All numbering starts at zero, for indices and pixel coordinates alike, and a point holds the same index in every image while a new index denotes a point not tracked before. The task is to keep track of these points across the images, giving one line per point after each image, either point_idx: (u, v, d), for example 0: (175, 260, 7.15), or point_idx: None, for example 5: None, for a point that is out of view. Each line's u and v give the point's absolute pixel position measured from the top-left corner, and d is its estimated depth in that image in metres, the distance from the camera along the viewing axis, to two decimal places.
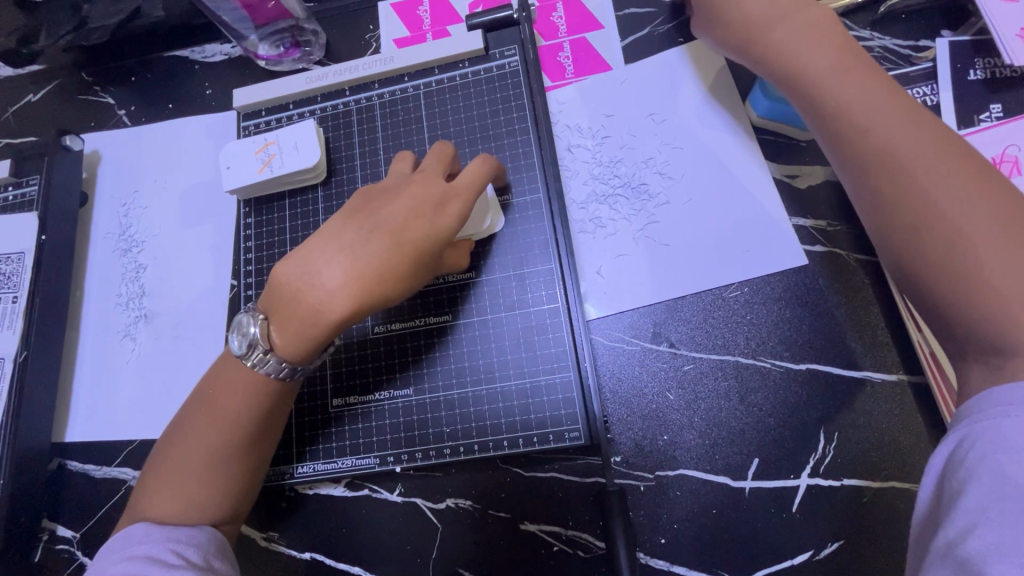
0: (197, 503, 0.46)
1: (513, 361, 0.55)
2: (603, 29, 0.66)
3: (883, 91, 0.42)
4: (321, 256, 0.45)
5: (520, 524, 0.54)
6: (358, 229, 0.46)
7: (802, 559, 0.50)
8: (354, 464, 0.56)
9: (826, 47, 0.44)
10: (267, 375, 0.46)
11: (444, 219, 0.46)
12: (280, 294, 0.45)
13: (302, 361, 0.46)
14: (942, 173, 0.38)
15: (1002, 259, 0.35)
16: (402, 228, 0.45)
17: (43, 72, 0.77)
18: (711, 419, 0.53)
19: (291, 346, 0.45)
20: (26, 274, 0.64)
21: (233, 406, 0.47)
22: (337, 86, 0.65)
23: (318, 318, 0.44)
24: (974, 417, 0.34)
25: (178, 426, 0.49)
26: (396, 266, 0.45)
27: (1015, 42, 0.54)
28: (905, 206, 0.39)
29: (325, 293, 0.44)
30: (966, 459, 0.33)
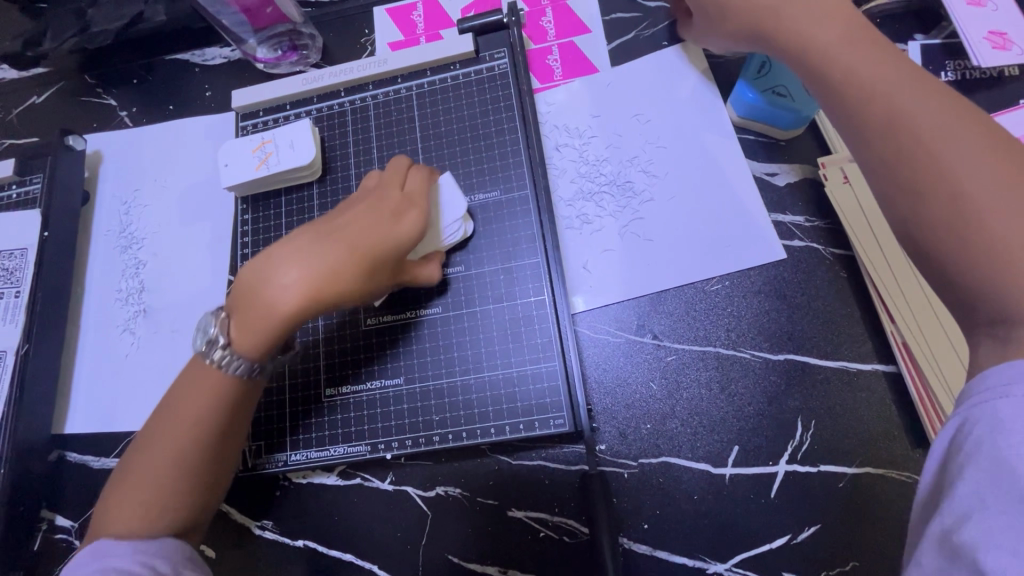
0: (159, 515, 0.46)
1: (500, 351, 0.57)
2: (590, 33, 0.68)
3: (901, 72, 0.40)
4: (277, 257, 0.47)
5: (507, 511, 0.55)
6: (315, 234, 0.49)
7: (780, 543, 0.51)
8: (346, 452, 0.58)
9: (838, 23, 0.43)
10: (231, 373, 0.47)
11: (400, 224, 0.50)
12: (240, 293, 0.47)
13: (263, 359, 0.48)
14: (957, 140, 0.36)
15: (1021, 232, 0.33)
16: (352, 232, 0.49)
17: (47, 76, 0.79)
18: (692, 408, 0.55)
19: (247, 340, 0.47)
20: (28, 270, 0.66)
21: (198, 411, 0.47)
22: (332, 87, 0.68)
23: (269, 310, 0.46)
24: (973, 402, 0.33)
25: (143, 434, 0.49)
26: (346, 265, 0.47)
27: (982, 45, 0.56)
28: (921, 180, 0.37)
29: (278, 289, 0.46)
30: (964, 446, 0.32)
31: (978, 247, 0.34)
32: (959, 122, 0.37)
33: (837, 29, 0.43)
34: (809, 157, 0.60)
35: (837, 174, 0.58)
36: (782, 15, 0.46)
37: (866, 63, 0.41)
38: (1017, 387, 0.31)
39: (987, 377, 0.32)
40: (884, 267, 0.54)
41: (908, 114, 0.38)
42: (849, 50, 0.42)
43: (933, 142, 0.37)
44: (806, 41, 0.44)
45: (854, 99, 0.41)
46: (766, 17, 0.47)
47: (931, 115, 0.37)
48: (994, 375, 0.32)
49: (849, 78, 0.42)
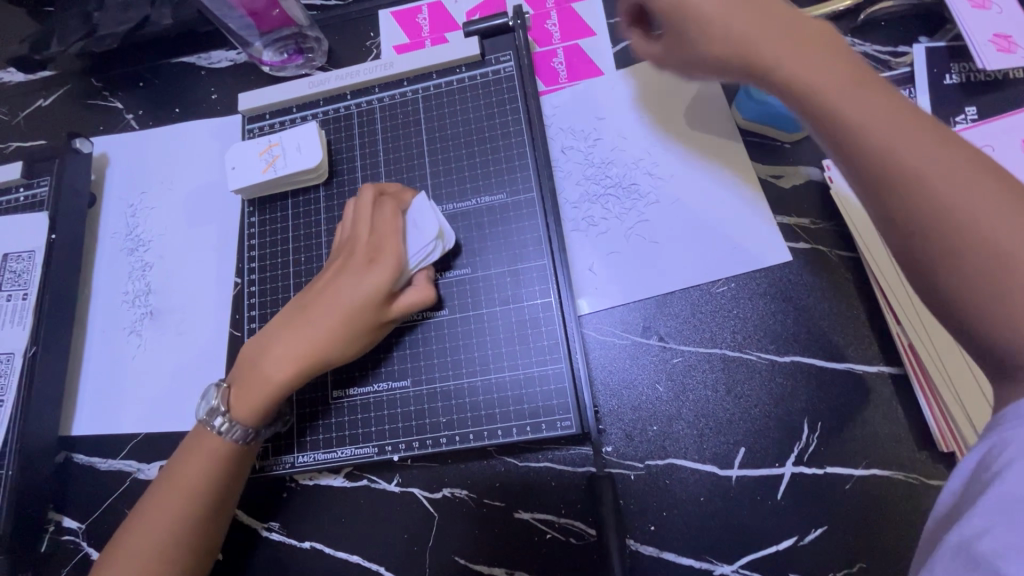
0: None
1: (507, 354, 0.57)
2: (595, 35, 0.68)
3: (881, 101, 0.35)
4: (270, 337, 0.54)
5: (514, 512, 0.56)
6: (299, 310, 0.54)
7: (786, 545, 0.51)
8: (353, 453, 0.58)
9: (800, 40, 0.37)
10: (230, 441, 0.53)
11: (368, 277, 0.51)
12: (241, 369, 0.54)
13: (263, 423, 0.53)
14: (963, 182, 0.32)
15: None
16: (331, 303, 0.52)
17: (54, 79, 0.79)
18: (698, 410, 0.55)
19: (244, 413, 0.52)
20: (36, 271, 0.66)
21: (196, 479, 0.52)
22: (338, 90, 0.68)
23: (262, 385, 0.52)
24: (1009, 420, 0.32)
25: (143, 504, 0.52)
26: (327, 340, 0.52)
27: (987, 47, 0.56)
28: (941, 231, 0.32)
29: (269, 367, 0.52)
30: (992, 463, 0.31)
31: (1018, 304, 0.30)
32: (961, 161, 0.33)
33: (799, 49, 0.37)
34: (815, 159, 0.60)
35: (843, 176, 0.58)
36: (746, 37, 0.38)
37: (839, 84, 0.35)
38: None
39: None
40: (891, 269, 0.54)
41: (928, 171, 0.32)
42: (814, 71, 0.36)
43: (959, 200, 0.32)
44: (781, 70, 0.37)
45: (859, 149, 0.34)
46: (741, 43, 0.39)
47: (931, 158, 0.33)
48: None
49: (852, 121, 0.35)
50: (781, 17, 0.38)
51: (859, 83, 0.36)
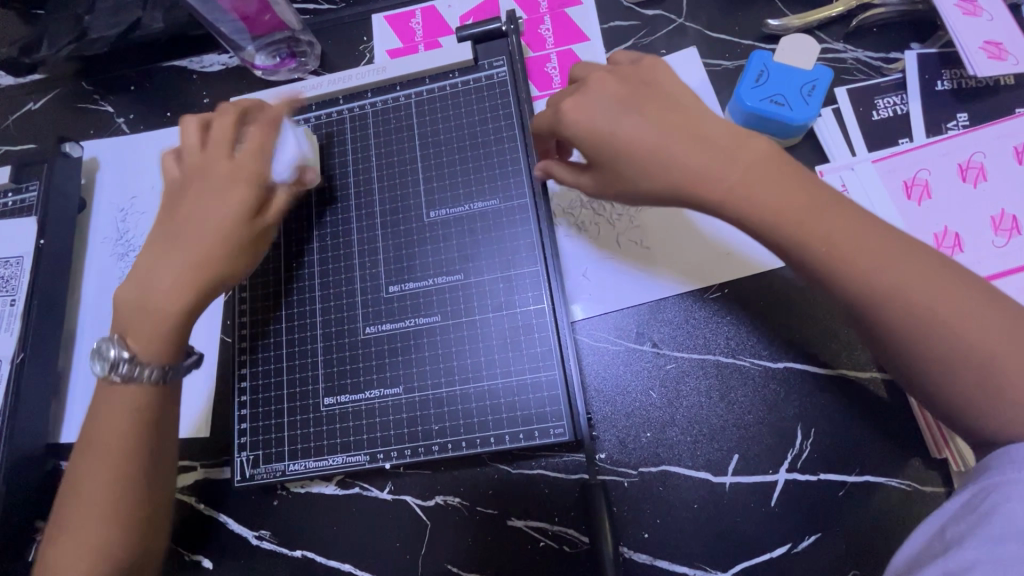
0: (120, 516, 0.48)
1: (500, 360, 0.57)
2: (589, 40, 0.68)
3: (862, 229, 0.38)
4: (151, 271, 0.52)
5: (507, 520, 0.55)
6: (174, 238, 0.53)
7: (780, 551, 0.51)
8: (345, 461, 0.57)
9: (756, 171, 0.40)
10: (144, 383, 0.51)
11: (235, 188, 0.54)
12: (125, 312, 0.52)
13: (172, 357, 0.52)
14: (949, 305, 0.36)
15: None
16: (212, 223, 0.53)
17: (44, 82, 0.79)
18: (691, 416, 0.55)
19: (147, 350, 0.51)
20: (24, 277, 0.66)
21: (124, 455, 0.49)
22: (331, 95, 0.67)
23: (157, 315, 0.51)
24: (996, 468, 0.36)
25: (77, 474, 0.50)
26: (218, 255, 0.53)
27: (978, 54, 0.56)
28: (934, 351, 0.36)
29: (159, 296, 0.52)
30: (980, 505, 0.36)
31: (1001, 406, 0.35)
32: (943, 278, 0.37)
33: (745, 178, 0.39)
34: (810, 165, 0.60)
35: (836, 182, 0.58)
36: (687, 170, 0.41)
37: (790, 210, 0.39)
38: None
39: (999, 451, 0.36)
40: None
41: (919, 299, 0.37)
42: (768, 201, 0.39)
43: (949, 324, 0.36)
44: (760, 211, 0.39)
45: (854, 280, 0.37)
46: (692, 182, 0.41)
47: (920, 283, 0.37)
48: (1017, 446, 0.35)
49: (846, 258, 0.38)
50: (710, 142, 0.41)
51: (833, 210, 0.39)
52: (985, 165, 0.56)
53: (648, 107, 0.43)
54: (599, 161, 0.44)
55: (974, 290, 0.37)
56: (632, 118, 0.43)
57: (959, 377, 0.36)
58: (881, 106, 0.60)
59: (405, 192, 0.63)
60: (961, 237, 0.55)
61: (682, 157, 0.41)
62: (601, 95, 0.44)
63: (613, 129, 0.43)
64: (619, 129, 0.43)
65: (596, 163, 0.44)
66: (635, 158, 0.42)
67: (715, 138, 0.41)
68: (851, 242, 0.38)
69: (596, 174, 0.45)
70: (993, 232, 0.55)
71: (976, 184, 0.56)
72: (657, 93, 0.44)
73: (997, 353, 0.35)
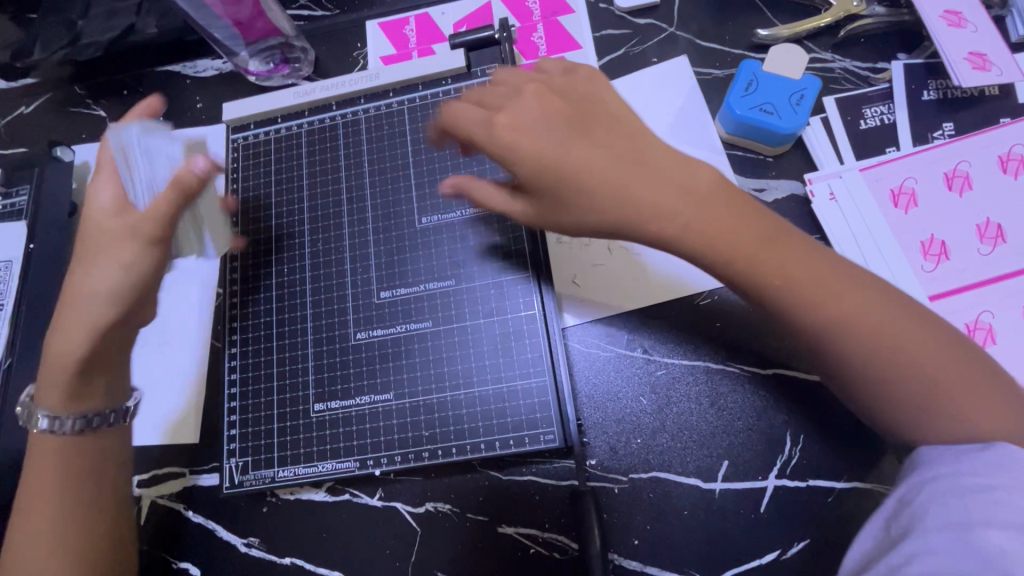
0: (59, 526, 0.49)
1: (490, 367, 0.57)
2: (581, 48, 0.69)
3: (806, 258, 0.41)
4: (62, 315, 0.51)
5: (497, 527, 0.55)
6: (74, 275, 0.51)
7: (770, 558, 0.51)
8: (335, 468, 0.57)
9: (704, 199, 0.42)
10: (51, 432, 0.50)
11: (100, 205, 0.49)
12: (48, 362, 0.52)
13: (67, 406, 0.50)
14: (887, 325, 0.40)
15: (965, 395, 0.39)
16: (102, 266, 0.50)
17: (35, 86, 0.79)
18: (681, 422, 0.55)
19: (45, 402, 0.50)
20: (12, 282, 0.66)
21: (51, 477, 0.50)
22: (324, 101, 0.68)
23: (54, 359, 0.50)
24: (925, 467, 0.39)
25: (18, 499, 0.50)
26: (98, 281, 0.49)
27: (962, 65, 0.57)
28: (880, 368, 0.40)
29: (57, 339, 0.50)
30: (912, 500, 0.39)
31: (942, 410, 0.39)
32: (880, 300, 0.41)
33: (700, 209, 0.42)
34: (798, 173, 0.60)
35: (824, 190, 0.58)
36: (638, 199, 0.42)
37: (740, 242, 0.41)
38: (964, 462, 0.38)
39: (928, 449, 0.40)
40: None
41: (862, 322, 0.40)
42: (725, 233, 0.41)
43: (892, 342, 0.40)
44: (719, 246, 0.41)
45: (810, 309, 0.40)
46: (631, 214, 0.42)
47: (862, 307, 0.40)
48: (949, 446, 0.39)
49: (794, 289, 0.41)
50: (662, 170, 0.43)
51: (778, 239, 0.42)
52: (970, 174, 0.57)
53: (591, 126, 0.44)
54: (540, 185, 0.44)
55: (907, 309, 0.41)
56: (576, 140, 0.43)
57: (904, 386, 0.40)
58: (869, 115, 0.61)
59: (397, 197, 0.64)
60: (948, 244, 0.56)
61: (626, 181, 0.42)
62: (538, 111, 0.44)
63: (555, 152, 0.43)
64: (562, 155, 0.43)
65: (535, 189, 0.44)
66: (584, 181, 0.42)
67: (662, 162, 0.43)
68: (799, 271, 0.41)
69: (533, 199, 0.45)
70: (979, 240, 0.55)
71: (961, 193, 0.57)
72: (599, 112, 0.45)
73: (932, 364, 0.40)
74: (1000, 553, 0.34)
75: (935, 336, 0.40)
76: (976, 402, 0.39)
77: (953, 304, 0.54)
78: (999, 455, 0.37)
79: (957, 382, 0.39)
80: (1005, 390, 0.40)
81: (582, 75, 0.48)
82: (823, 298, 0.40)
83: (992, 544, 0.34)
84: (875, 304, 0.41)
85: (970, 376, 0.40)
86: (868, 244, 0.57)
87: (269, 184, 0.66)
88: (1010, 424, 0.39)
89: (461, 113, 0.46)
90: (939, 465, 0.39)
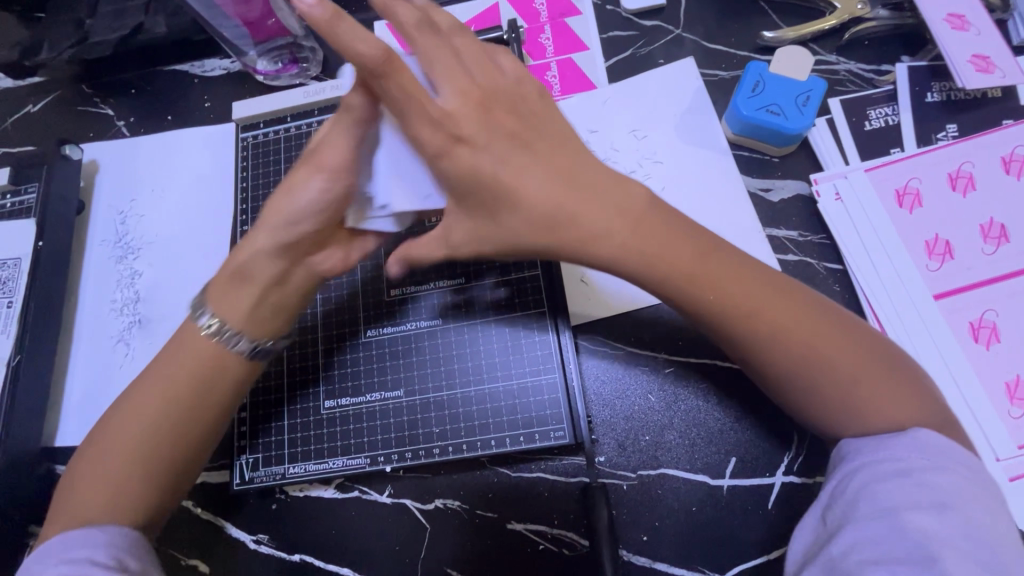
0: (173, 453, 0.48)
1: (501, 364, 0.57)
2: (588, 50, 0.69)
3: (742, 271, 0.43)
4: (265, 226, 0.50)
5: (506, 523, 0.55)
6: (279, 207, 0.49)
7: (777, 554, 0.52)
8: (345, 465, 0.57)
9: (642, 216, 0.43)
10: (235, 353, 0.50)
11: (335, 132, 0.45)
12: (233, 273, 0.50)
13: (259, 333, 0.51)
14: (819, 337, 0.42)
15: (893, 403, 0.41)
16: (297, 194, 0.48)
17: (43, 84, 0.79)
18: (689, 419, 0.56)
19: (239, 317, 0.50)
20: (21, 280, 0.65)
21: (187, 400, 0.48)
22: (334, 101, 0.68)
23: (247, 276, 0.50)
24: (851, 455, 0.41)
25: (146, 393, 0.49)
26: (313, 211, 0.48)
27: (966, 67, 0.58)
28: (811, 376, 0.42)
29: (255, 250, 0.50)
30: (844, 490, 0.40)
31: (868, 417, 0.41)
32: (812, 315, 0.43)
33: (634, 232, 0.43)
34: (804, 173, 0.61)
35: (829, 191, 0.59)
36: (573, 223, 0.42)
37: (678, 256, 0.43)
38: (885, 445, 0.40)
39: (849, 441, 0.42)
40: (879, 287, 0.56)
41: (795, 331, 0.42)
42: (654, 253, 0.42)
43: (822, 352, 0.42)
44: (653, 262, 0.43)
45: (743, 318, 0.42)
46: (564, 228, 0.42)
47: (793, 319, 0.42)
48: (870, 436, 0.41)
49: (725, 300, 0.42)
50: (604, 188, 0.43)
51: (714, 253, 0.43)
52: (973, 175, 0.58)
53: (535, 145, 0.43)
54: (474, 204, 0.44)
55: (830, 320, 0.43)
56: (521, 162, 0.43)
57: (835, 394, 0.42)
58: (874, 117, 0.62)
59: None
60: (952, 243, 0.56)
61: (564, 204, 0.42)
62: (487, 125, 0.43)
63: (495, 173, 0.42)
64: (503, 173, 0.43)
65: (471, 206, 0.44)
66: (520, 203, 0.42)
67: (597, 184, 0.43)
68: (732, 282, 0.43)
69: (465, 216, 0.45)
70: (982, 240, 0.56)
71: (965, 193, 0.58)
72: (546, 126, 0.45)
73: (859, 375, 0.41)
74: (928, 537, 0.36)
75: (868, 351, 0.42)
76: (890, 405, 0.41)
77: (958, 303, 0.55)
78: (914, 441, 0.40)
79: (885, 391, 0.41)
80: (922, 394, 0.42)
81: (540, 91, 0.46)
82: (745, 316, 0.42)
83: (919, 527, 0.36)
84: (796, 317, 0.42)
85: (898, 386, 0.42)
86: (873, 244, 0.57)
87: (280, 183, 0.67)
88: (923, 421, 0.41)
89: (411, 116, 0.42)
90: (861, 454, 0.41)
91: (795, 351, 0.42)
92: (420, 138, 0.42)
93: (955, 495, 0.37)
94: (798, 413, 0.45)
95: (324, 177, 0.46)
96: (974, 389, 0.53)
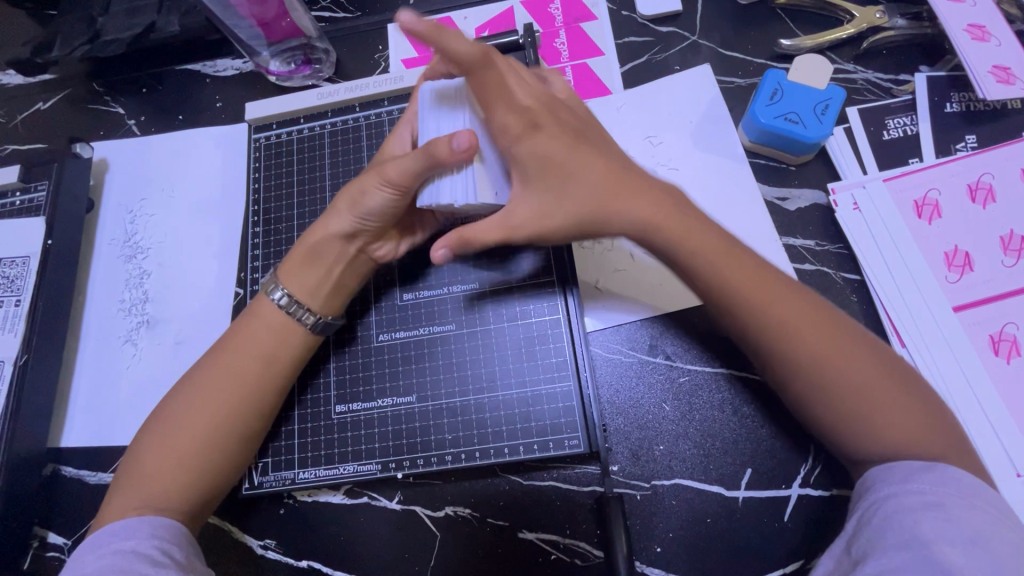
0: (227, 434, 0.51)
1: (515, 371, 0.57)
2: (603, 55, 0.69)
3: (763, 272, 0.47)
4: (337, 209, 0.54)
5: (518, 532, 0.55)
6: (352, 201, 0.53)
7: (792, 568, 0.51)
8: (355, 471, 0.56)
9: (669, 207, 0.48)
10: (304, 327, 0.54)
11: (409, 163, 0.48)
12: (296, 254, 0.55)
13: (325, 309, 0.56)
14: (836, 345, 0.44)
15: (912, 419, 0.42)
16: (367, 201, 0.52)
17: (54, 82, 0.78)
18: (705, 429, 0.55)
19: (302, 291, 0.54)
20: (30, 277, 0.64)
21: (249, 380, 0.52)
22: (348, 102, 0.68)
23: (310, 254, 0.55)
24: (880, 484, 0.42)
25: (209, 372, 0.52)
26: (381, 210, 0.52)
27: (987, 79, 0.58)
28: (837, 379, 0.44)
29: (326, 232, 0.54)
30: (873, 517, 0.40)
31: (894, 423, 0.42)
32: (828, 326, 0.45)
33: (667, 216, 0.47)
34: (822, 183, 0.61)
35: (848, 201, 0.59)
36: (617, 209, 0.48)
37: (703, 246, 0.47)
38: (920, 476, 0.40)
39: (877, 470, 0.43)
40: (899, 299, 0.56)
41: (814, 331, 0.45)
42: (684, 240, 0.47)
43: (838, 360, 0.44)
44: (688, 245, 0.47)
45: (760, 308, 0.46)
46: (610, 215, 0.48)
47: (808, 321, 0.45)
48: (896, 464, 0.42)
49: (747, 289, 0.46)
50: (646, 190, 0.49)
51: (728, 245, 0.47)
52: (994, 186, 0.57)
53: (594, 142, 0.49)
54: (537, 183, 0.48)
55: (851, 329, 0.46)
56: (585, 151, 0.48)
57: (861, 399, 0.43)
58: (892, 126, 0.61)
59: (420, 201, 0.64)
60: (972, 255, 0.56)
61: (614, 193, 0.48)
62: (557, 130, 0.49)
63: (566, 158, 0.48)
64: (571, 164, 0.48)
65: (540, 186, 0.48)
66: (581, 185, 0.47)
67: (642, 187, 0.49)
68: (754, 280, 0.46)
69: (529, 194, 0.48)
70: (1003, 252, 0.56)
71: (985, 205, 0.57)
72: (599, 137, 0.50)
73: (879, 386, 0.43)
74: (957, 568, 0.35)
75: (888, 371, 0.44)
76: (904, 417, 0.43)
77: (977, 315, 0.54)
78: (942, 476, 0.40)
79: (905, 406, 0.43)
80: (941, 423, 0.43)
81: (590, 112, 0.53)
82: (761, 299, 0.46)
83: (950, 560, 0.36)
84: (811, 319, 0.45)
85: (915, 408, 0.43)
86: (892, 255, 0.57)
87: (291, 185, 0.67)
88: (951, 447, 0.42)
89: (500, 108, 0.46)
90: (889, 485, 0.41)
91: (813, 352, 0.44)
92: (505, 125, 0.47)
93: (984, 530, 0.37)
94: (819, 426, 0.46)
95: (394, 191, 0.50)
96: (995, 402, 0.52)
